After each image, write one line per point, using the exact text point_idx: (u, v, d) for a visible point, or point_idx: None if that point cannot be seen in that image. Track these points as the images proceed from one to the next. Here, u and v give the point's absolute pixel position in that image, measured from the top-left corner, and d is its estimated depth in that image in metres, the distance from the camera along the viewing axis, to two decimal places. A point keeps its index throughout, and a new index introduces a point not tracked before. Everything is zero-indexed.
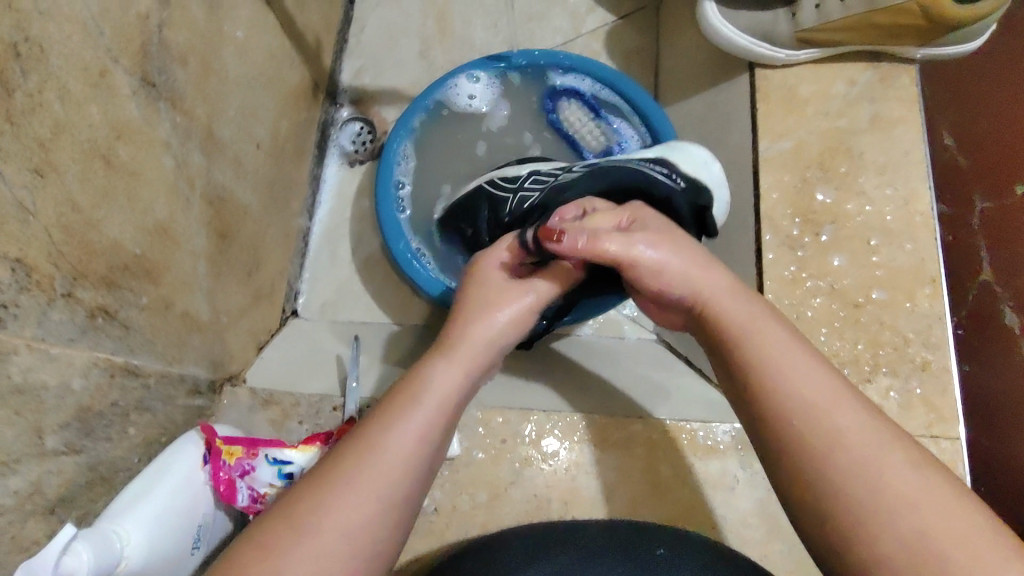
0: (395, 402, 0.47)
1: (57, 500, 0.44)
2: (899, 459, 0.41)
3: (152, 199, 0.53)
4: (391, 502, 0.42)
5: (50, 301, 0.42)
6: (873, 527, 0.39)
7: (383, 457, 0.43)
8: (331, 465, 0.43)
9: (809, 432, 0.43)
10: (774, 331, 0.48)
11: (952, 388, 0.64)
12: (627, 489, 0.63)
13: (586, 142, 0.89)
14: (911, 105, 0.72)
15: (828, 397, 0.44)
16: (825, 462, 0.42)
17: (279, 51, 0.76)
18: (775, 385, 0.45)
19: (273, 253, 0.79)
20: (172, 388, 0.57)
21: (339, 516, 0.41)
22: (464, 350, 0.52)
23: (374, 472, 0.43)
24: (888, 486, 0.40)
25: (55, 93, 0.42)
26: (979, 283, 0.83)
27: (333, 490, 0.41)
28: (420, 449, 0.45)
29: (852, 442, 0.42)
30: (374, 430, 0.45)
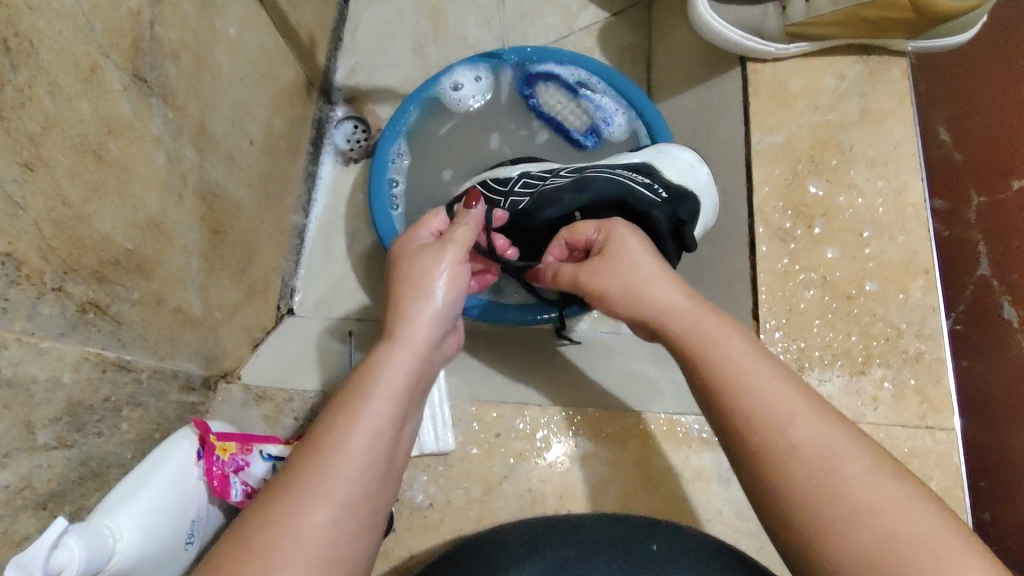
0: (344, 404, 0.42)
1: (48, 495, 0.44)
2: (858, 467, 0.39)
3: (143, 194, 0.53)
4: (355, 516, 0.39)
5: (40, 295, 0.43)
6: (831, 536, 0.38)
7: (342, 467, 0.40)
8: (283, 484, 0.39)
9: (768, 442, 0.41)
10: (730, 342, 0.45)
11: (945, 379, 0.64)
12: (621, 482, 0.63)
13: (569, 123, 0.88)
14: (900, 98, 0.72)
15: (784, 410, 0.42)
16: (786, 481, 0.40)
17: (272, 48, 0.76)
18: (734, 403, 0.43)
19: (267, 249, 0.79)
20: (165, 383, 0.57)
21: (298, 539, 0.36)
22: (410, 332, 0.47)
23: (332, 487, 0.39)
24: (845, 498, 0.38)
25: (45, 88, 0.42)
26: (976, 279, 0.83)
27: (287, 511, 0.37)
28: (378, 452, 0.41)
29: (809, 456, 0.40)
30: (327, 438, 0.41)
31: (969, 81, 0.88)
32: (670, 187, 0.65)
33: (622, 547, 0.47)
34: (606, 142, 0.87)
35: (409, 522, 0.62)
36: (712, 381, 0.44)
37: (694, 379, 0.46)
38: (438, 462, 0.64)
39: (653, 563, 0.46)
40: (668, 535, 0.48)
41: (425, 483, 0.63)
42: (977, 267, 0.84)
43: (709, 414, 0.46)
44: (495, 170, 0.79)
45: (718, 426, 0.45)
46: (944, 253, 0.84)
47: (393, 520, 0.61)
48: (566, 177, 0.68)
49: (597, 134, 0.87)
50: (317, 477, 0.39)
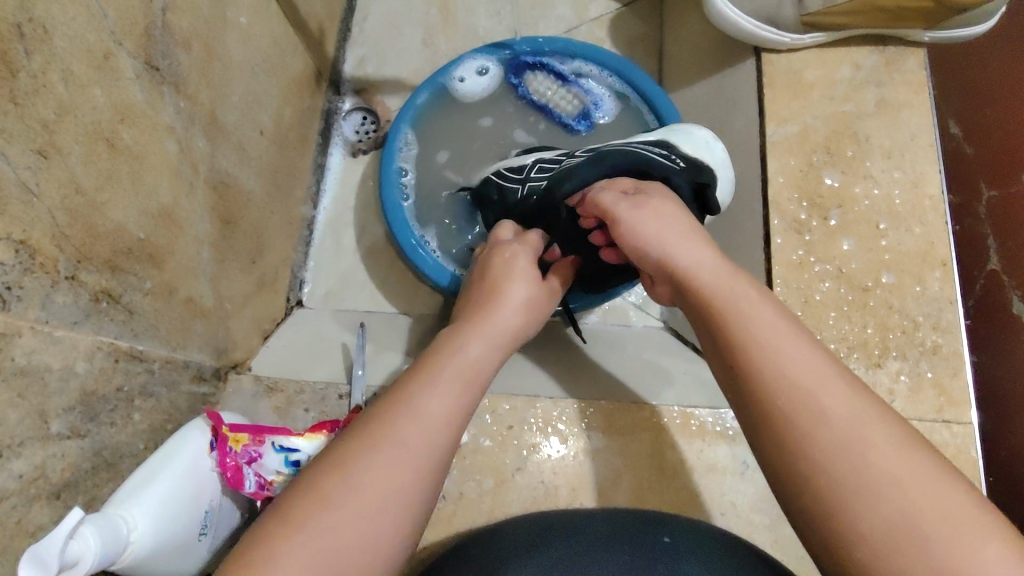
0: (431, 365, 0.48)
1: (62, 485, 0.44)
2: (885, 440, 0.39)
3: (156, 183, 0.53)
4: (426, 472, 0.43)
5: (54, 282, 0.42)
6: (856, 507, 0.37)
7: (424, 430, 0.44)
8: (371, 429, 0.43)
9: (793, 409, 0.41)
10: (759, 309, 0.45)
11: (962, 371, 0.64)
12: (634, 475, 0.62)
13: (560, 108, 0.87)
14: (916, 88, 0.71)
15: (816, 378, 0.41)
16: (807, 450, 0.40)
17: (283, 38, 0.75)
18: (765, 366, 0.42)
19: (277, 240, 0.79)
20: (177, 374, 0.57)
21: (379, 480, 0.41)
22: (494, 324, 0.53)
23: (414, 438, 0.43)
24: (871, 467, 0.38)
25: (57, 74, 0.41)
26: (986, 273, 0.82)
27: (385, 461, 0.41)
28: (454, 419, 0.45)
29: (836, 423, 0.39)
30: (414, 393, 0.45)
31: (983, 74, 0.88)
32: (687, 159, 0.63)
33: (635, 544, 0.46)
34: (599, 125, 0.87)
35: None
36: (739, 342, 0.44)
37: (718, 340, 0.46)
38: (450, 455, 0.63)
39: (662, 558, 0.45)
40: (674, 530, 0.48)
41: None
42: (990, 260, 0.82)
43: (729, 376, 0.45)
44: (510, 160, 0.79)
45: (739, 390, 0.44)
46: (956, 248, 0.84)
47: None
48: (581, 156, 0.67)
49: (588, 119, 0.87)
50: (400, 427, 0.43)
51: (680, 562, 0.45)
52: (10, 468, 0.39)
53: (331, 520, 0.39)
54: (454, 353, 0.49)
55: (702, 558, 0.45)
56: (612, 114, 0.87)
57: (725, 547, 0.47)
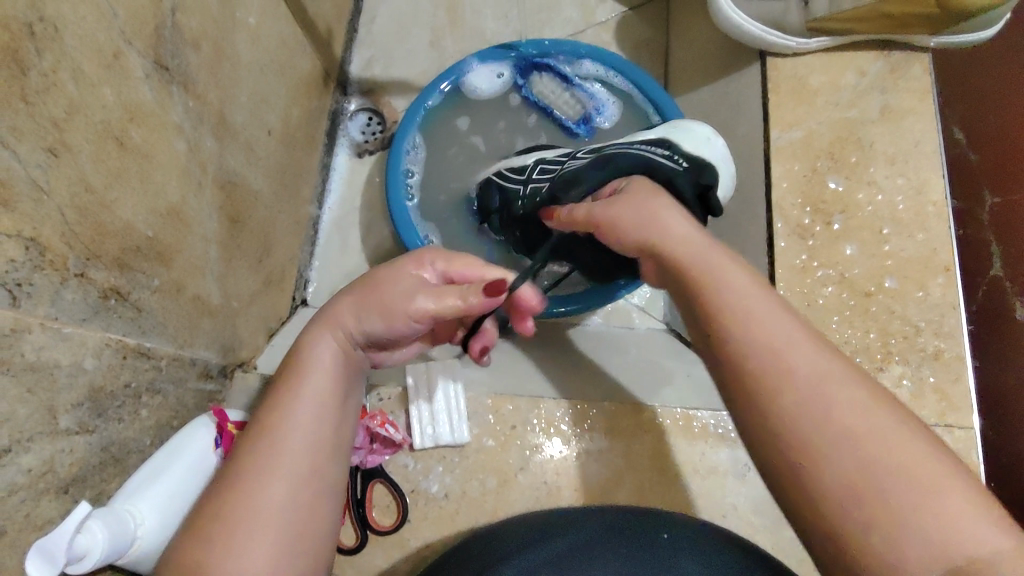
0: (278, 391, 0.46)
1: (70, 480, 0.44)
2: (850, 399, 0.38)
3: (164, 181, 0.53)
4: (310, 485, 0.43)
5: (63, 280, 0.43)
6: (818, 462, 0.37)
7: (281, 449, 0.43)
8: (233, 470, 0.42)
9: (761, 372, 0.40)
10: (734, 274, 0.45)
11: (964, 377, 0.64)
12: (637, 476, 0.63)
13: (562, 111, 0.88)
14: (922, 95, 0.72)
15: (787, 340, 0.41)
16: (774, 410, 0.39)
17: (290, 39, 0.76)
18: (734, 329, 0.42)
19: (283, 239, 0.79)
20: (183, 371, 0.57)
21: (260, 511, 0.40)
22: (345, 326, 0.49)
23: (283, 461, 0.42)
24: (835, 423, 0.38)
25: (68, 73, 0.42)
26: (988, 280, 0.82)
27: (242, 496, 0.41)
28: (320, 427, 0.45)
29: (802, 382, 0.39)
30: (268, 423, 0.44)
31: (986, 81, 0.87)
32: (687, 155, 0.62)
33: (633, 539, 0.47)
34: (601, 130, 0.87)
35: (425, 512, 0.62)
36: (712, 307, 0.44)
37: (693, 307, 0.46)
38: (454, 454, 0.64)
39: (657, 555, 0.46)
40: (674, 526, 0.48)
41: (441, 474, 0.63)
42: (992, 267, 0.83)
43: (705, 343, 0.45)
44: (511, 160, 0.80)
45: (713, 357, 0.44)
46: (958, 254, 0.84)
47: (408, 510, 0.61)
48: (583, 158, 0.66)
49: (589, 123, 0.87)
50: (263, 459, 0.42)
51: (676, 558, 0.45)
52: (19, 462, 0.39)
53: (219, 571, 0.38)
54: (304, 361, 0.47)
55: (703, 553, 0.46)
56: (615, 118, 0.87)
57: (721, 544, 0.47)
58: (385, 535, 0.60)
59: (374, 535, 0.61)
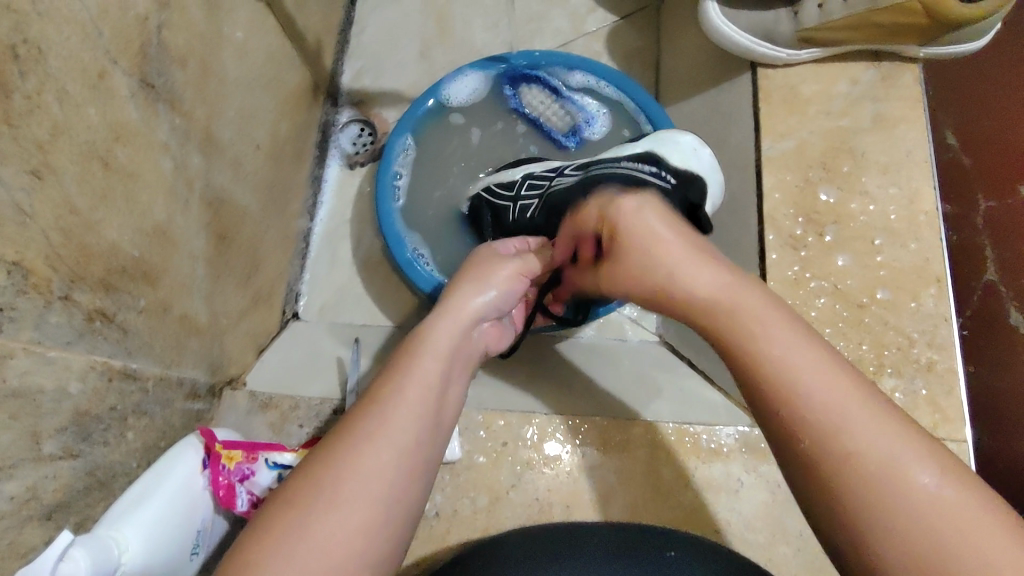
0: (397, 363, 0.46)
1: (55, 506, 0.44)
2: (893, 448, 0.39)
3: (151, 201, 0.53)
4: (409, 463, 0.41)
5: (48, 303, 0.42)
6: (871, 512, 0.38)
7: (387, 418, 0.42)
8: (343, 428, 0.42)
9: (809, 420, 0.41)
10: (771, 320, 0.45)
11: (958, 389, 0.63)
12: (629, 492, 0.62)
13: (551, 122, 0.88)
14: (913, 104, 0.72)
15: (827, 382, 0.42)
16: (826, 457, 0.40)
17: (279, 52, 0.76)
18: (782, 377, 0.42)
19: (272, 254, 0.79)
20: (171, 391, 0.57)
21: (359, 475, 0.39)
22: (465, 310, 0.52)
23: (388, 430, 0.41)
24: (881, 471, 0.38)
25: (52, 95, 0.42)
26: (982, 284, 0.82)
27: (343, 460, 0.40)
28: (429, 400, 0.44)
29: (848, 428, 0.40)
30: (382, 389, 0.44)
31: (975, 85, 0.87)
32: (674, 170, 0.61)
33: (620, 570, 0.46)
34: (589, 142, 0.87)
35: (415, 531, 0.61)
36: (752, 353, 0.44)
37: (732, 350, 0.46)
38: (445, 471, 0.63)
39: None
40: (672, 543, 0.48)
41: (432, 492, 0.62)
42: (986, 271, 0.82)
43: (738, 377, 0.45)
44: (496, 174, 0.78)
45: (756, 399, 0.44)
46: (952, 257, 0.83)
47: None
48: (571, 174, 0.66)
49: (579, 134, 0.87)
50: (373, 424, 0.42)
51: None
52: (3, 489, 0.39)
53: (308, 532, 0.37)
54: (421, 337, 0.48)
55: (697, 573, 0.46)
56: (603, 130, 0.86)
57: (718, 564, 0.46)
58: None
59: None
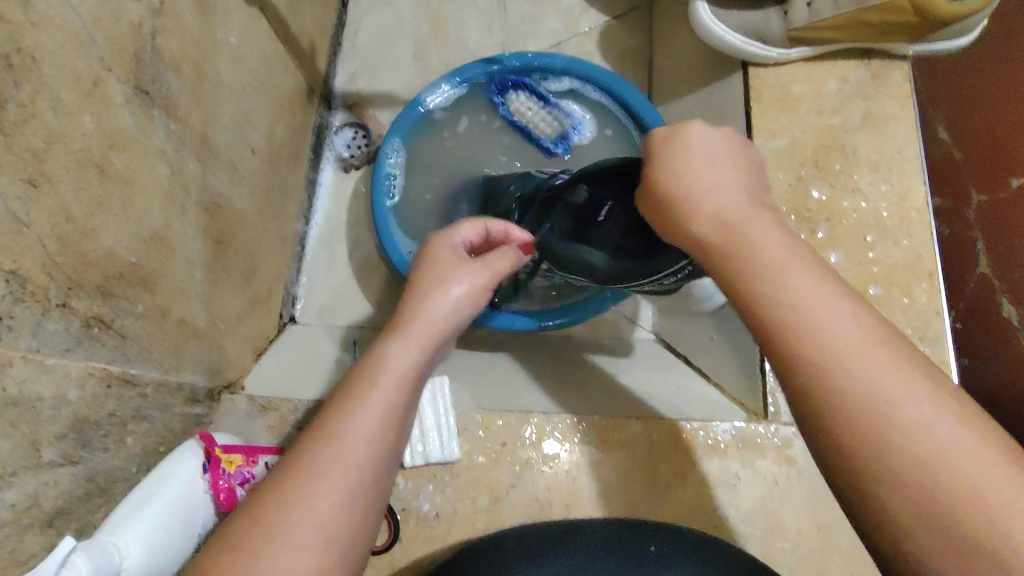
0: (350, 386, 0.42)
1: (55, 513, 0.44)
2: (901, 375, 0.34)
3: (147, 207, 0.53)
4: (357, 500, 0.39)
5: (45, 311, 0.42)
6: (874, 443, 0.33)
7: (339, 452, 0.39)
8: (288, 465, 0.39)
9: (804, 345, 0.36)
10: (799, 270, 0.38)
11: (952, 382, 0.64)
12: (628, 489, 0.62)
13: (539, 129, 0.88)
14: (903, 102, 0.72)
15: (852, 337, 0.35)
16: (825, 390, 0.35)
17: (273, 56, 0.76)
18: (780, 298, 0.37)
19: (269, 257, 0.79)
20: (169, 396, 0.57)
21: (304, 518, 0.37)
22: (428, 326, 0.46)
23: (334, 468, 0.39)
24: (887, 412, 0.34)
25: (47, 103, 0.42)
26: (975, 277, 0.82)
27: (290, 495, 0.37)
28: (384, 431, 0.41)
29: (848, 360, 0.35)
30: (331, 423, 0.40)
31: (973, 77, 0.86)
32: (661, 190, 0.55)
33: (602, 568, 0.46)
34: (577, 149, 0.87)
35: (416, 532, 0.61)
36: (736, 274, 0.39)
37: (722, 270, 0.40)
38: (444, 472, 0.63)
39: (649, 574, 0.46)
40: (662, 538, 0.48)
41: (432, 493, 0.62)
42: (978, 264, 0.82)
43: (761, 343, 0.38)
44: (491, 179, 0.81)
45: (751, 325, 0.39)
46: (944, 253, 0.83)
47: (398, 530, 0.60)
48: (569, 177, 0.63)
49: (567, 141, 0.87)
50: (317, 458, 0.39)
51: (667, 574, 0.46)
52: (3, 498, 0.39)
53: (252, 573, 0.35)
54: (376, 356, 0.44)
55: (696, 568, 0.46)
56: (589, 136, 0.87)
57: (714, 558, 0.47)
58: (377, 557, 0.60)
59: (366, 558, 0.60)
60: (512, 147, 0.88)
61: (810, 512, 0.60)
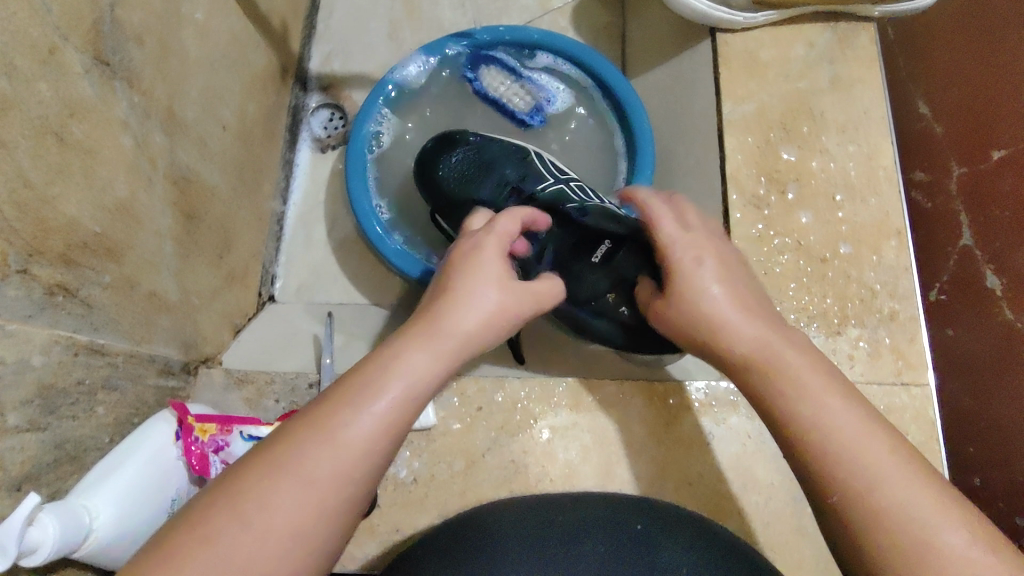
0: (359, 380, 0.41)
1: (22, 478, 0.44)
2: (890, 465, 0.39)
3: (111, 177, 0.53)
4: (322, 509, 0.37)
5: (4, 276, 0.42)
6: (877, 522, 0.38)
7: (331, 455, 0.38)
8: (275, 449, 0.38)
9: (809, 434, 0.42)
10: (807, 375, 0.43)
11: (920, 336, 0.65)
12: (603, 450, 0.63)
13: (512, 103, 0.87)
14: (869, 64, 0.73)
15: (855, 431, 0.41)
16: (827, 470, 0.41)
17: (242, 33, 0.76)
18: (794, 392, 0.43)
19: (244, 235, 0.79)
20: (142, 367, 0.57)
21: (268, 512, 0.36)
22: (444, 336, 0.44)
23: (316, 468, 0.38)
24: (885, 498, 0.39)
25: (1, 69, 0.42)
26: (959, 248, 0.72)
27: (261, 489, 0.37)
28: (378, 442, 0.39)
29: (847, 445, 0.40)
30: (330, 415, 0.39)
31: (983, 28, 0.72)
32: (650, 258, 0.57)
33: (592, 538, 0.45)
34: (552, 122, 0.87)
35: (394, 497, 0.62)
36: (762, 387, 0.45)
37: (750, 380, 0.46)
38: (421, 438, 0.64)
39: (637, 546, 0.45)
40: (649, 517, 0.47)
41: (409, 459, 0.63)
42: (960, 238, 0.72)
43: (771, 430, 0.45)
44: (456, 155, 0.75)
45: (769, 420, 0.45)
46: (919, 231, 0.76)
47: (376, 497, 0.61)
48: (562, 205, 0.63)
49: (541, 113, 0.87)
50: (306, 456, 0.38)
51: (659, 549, 0.45)
52: None
53: (205, 551, 0.34)
54: (390, 361, 0.42)
55: (686, 543, 0.45)
56: (564, 107, 0.87)
57: (695, 535, 0.46)
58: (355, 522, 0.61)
59: None
60: (486, 122, 0.87)
61: (782, 465, 0.61)
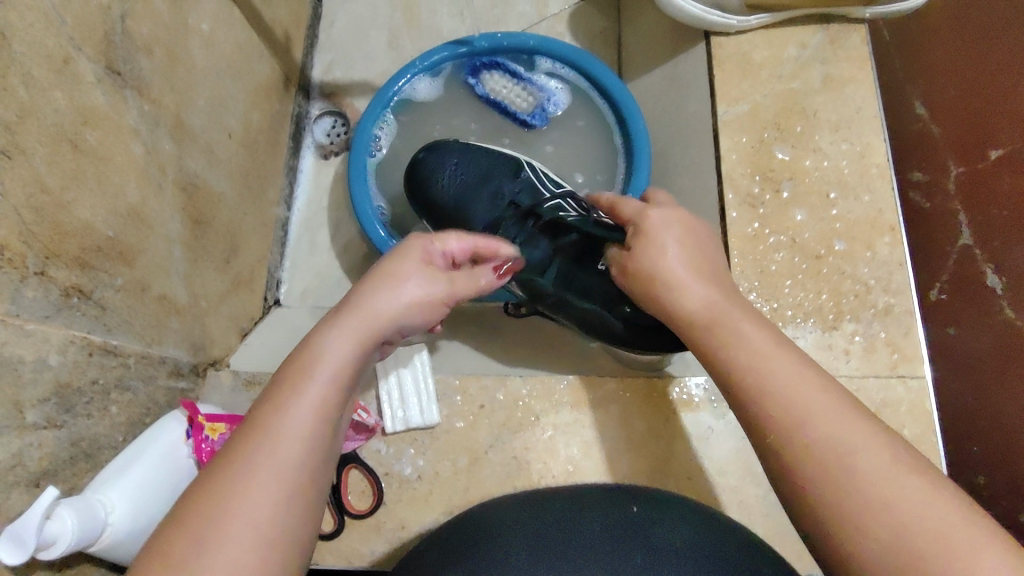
0: (285, 381, 0.44)
1: (40, 474, 0.46)
2: (855, 433, 0.41)
3: (123, 183, 0.54)
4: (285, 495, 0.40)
5: (22, 277, 0.44)
6: (843, 489, 0.39)
7: (278, 452, 0.40)
8: (224, 460, 0.40)
9: (777, 410, 0.43)
10: (748, 334, 0.46)
11: (915, 330, 0.66)
12: (604, 445, 0.64)
13: (514, 104, 0.89)
14: (861, 64, 0.74)
15: (798, 390, 0.42)
16: (788, 448, 0.42)
17: (246, 43, 0.77)
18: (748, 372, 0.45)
19: (250, 240, 0.80)
20: (154, 368, 0.59)
21: (237, 511, 0.38)
22: (365, 324, 0.47)
23: (271, 462, 0.40)
24: (850, 467, 0.40)
25: (18, 77, 0.44)
26: (958, 249, 0.72)
27: (228, 492, 0.39)
28: (318, 428, 0.42)
29: (811, 419, 0.42)
30: (266, 419, 0.42)
31: (980, 33, 0.73)
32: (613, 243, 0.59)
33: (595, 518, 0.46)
34: (555, 121, 0.89)
35: (399, 494, 0.63)
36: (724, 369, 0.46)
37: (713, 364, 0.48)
38: (425, 436, 0.65)
39: (631, 527, 0.46)
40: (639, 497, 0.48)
41: (413, 457, 0.64)
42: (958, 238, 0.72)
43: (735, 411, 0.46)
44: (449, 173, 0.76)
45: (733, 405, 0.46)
46: (916, 233, 0.77)
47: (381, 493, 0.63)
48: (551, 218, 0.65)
49: (544, 112, 0.89)
50: (258, 455, 0.40)
51: (651, 529, 0.46)
52: None
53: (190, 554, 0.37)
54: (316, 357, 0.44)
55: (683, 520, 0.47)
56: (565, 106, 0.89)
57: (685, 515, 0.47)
58: (361, 519, 0.62)
59: (350, 519, 0.62)
60: (488, 125, 0.89)
61: None
